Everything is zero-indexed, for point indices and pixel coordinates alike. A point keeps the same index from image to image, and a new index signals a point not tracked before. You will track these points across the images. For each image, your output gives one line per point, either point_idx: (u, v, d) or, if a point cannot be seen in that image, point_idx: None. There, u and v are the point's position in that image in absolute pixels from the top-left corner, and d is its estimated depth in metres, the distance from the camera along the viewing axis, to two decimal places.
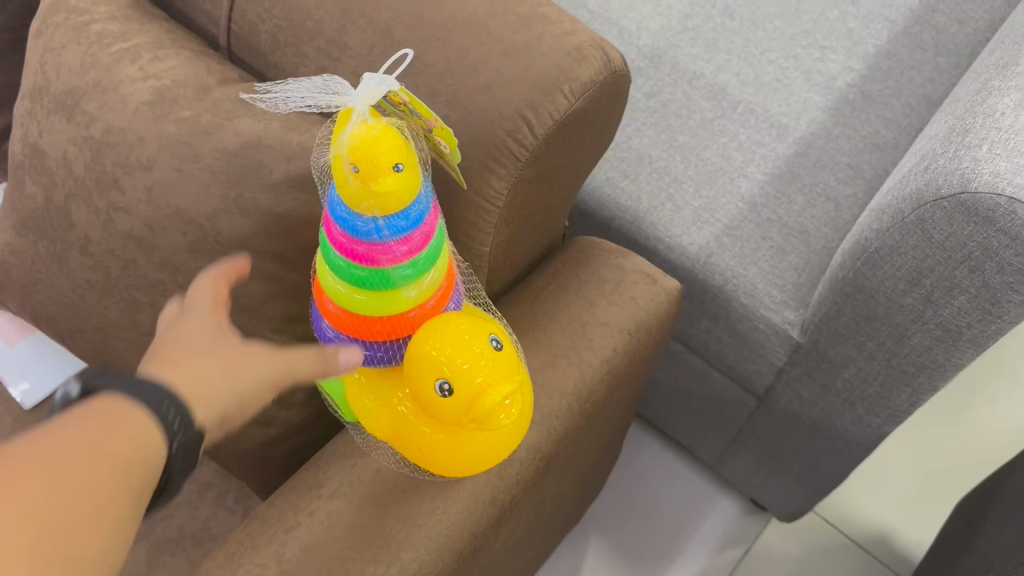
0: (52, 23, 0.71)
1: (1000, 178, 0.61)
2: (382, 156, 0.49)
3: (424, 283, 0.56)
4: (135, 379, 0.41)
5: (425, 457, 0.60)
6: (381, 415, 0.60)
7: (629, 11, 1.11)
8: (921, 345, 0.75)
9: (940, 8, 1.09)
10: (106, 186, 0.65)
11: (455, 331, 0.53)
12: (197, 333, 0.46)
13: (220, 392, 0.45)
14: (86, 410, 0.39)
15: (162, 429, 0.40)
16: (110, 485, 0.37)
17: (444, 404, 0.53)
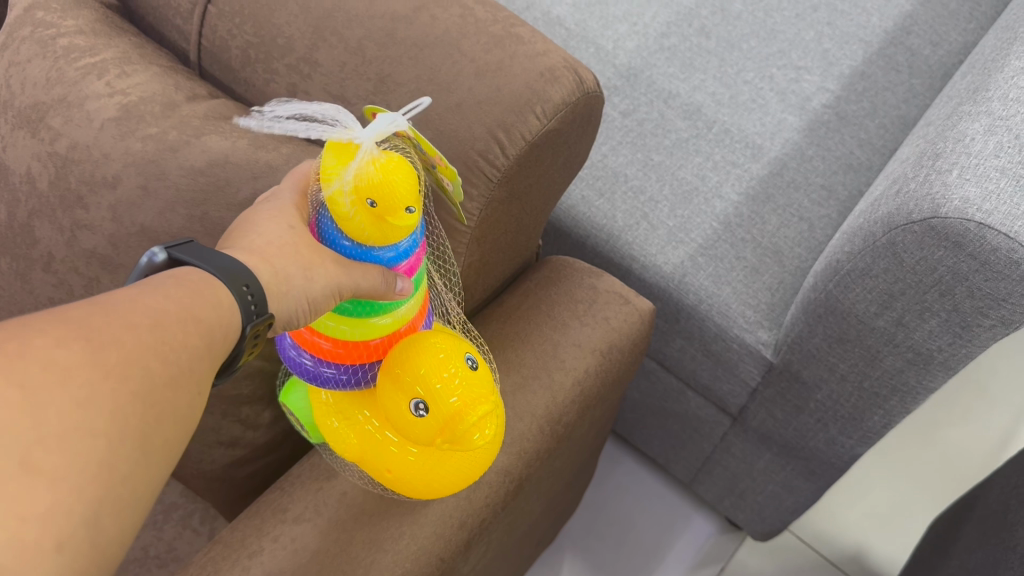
0: (18, 36, 0.69)
1: (970, 204, 0.61)
2: (397, 205, 0.48)
3: (396, 312, 0.55)
4: (226, 256, 0.44)
5: (394, 481, 0.57)
6: (347, 436, 0.57)
7: (606, 30, 1.11)
8: (893, 367, 0.75)
9: (914, 30, 1.09)
10: (70, 204, 0.64)
11: (428, 351, 0.52)
12: (275, 233, 0.49)
13: (285, 288, 0.46)
14: (177, 281, 0.41)
15: (242, 307, 0.43)
16: (172, 384, 0.37)
17: (417, 426, 0.51)
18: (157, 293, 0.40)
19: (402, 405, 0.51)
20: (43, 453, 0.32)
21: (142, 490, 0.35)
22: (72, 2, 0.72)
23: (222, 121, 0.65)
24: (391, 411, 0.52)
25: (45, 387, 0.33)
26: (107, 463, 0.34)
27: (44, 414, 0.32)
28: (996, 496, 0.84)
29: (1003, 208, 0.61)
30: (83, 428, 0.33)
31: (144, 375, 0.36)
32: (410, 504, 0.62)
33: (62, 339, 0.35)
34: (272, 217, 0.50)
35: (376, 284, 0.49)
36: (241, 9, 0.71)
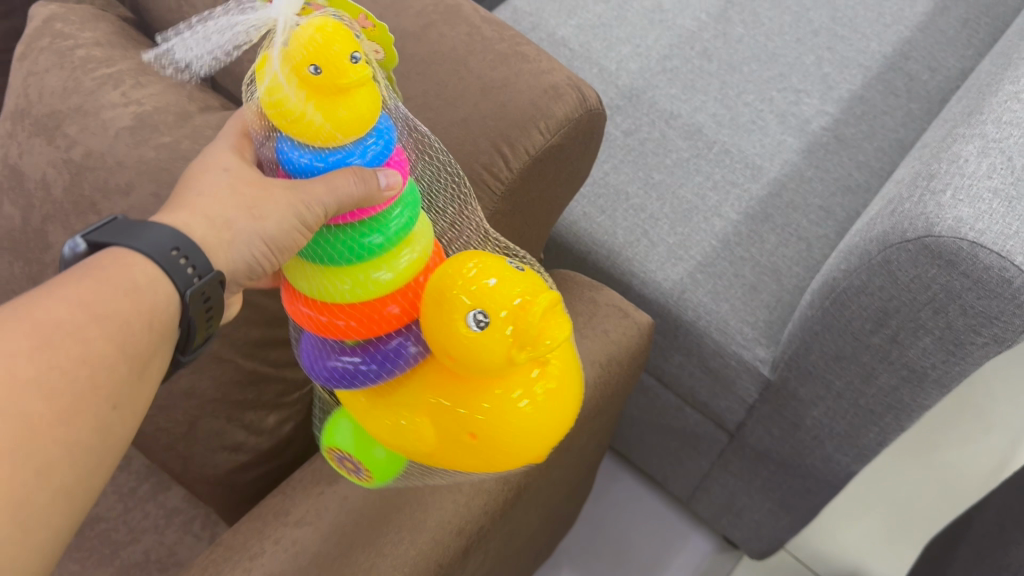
0: (37, 47, 0.71)
1: (963, 223, 0.63)
2: (333, 52, 0.41)
3: (397, 262, 0.46)
4: (152, 225, 0.46)
5: (486, 444, 0.45)
6: (407, 431, 0.46)
7: (609, 51, 1.13)
8: (887, 384, 0.76)
9: (912, 55, 1.11)
10: (83, 210, 0.65)
11: (456, 263, 0.43)
12: (211, 181, 0.49)
13: (227, 235, 0.48)
14: (85, 272, 0.43)
15: (174, 274, 0.45)
16: (56, 426, 0.39)
17: (479, 344, 0.41)
18: (52, 304, 0.41)
19: (452, 333, 0.41)
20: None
21: (23, 545, 0.37)
22: (91, 16, 0.74)
23: None
24: (445, 353, 0.42)
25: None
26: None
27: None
28: (990, 516, 0.85)
29: (995, 228, 0.62)
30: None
31: (15, 427, 0.37)
32: (410, 510, 0.63)
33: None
34: (210, 167, 0.50)
35: (352, 193, 0.43)
36: None
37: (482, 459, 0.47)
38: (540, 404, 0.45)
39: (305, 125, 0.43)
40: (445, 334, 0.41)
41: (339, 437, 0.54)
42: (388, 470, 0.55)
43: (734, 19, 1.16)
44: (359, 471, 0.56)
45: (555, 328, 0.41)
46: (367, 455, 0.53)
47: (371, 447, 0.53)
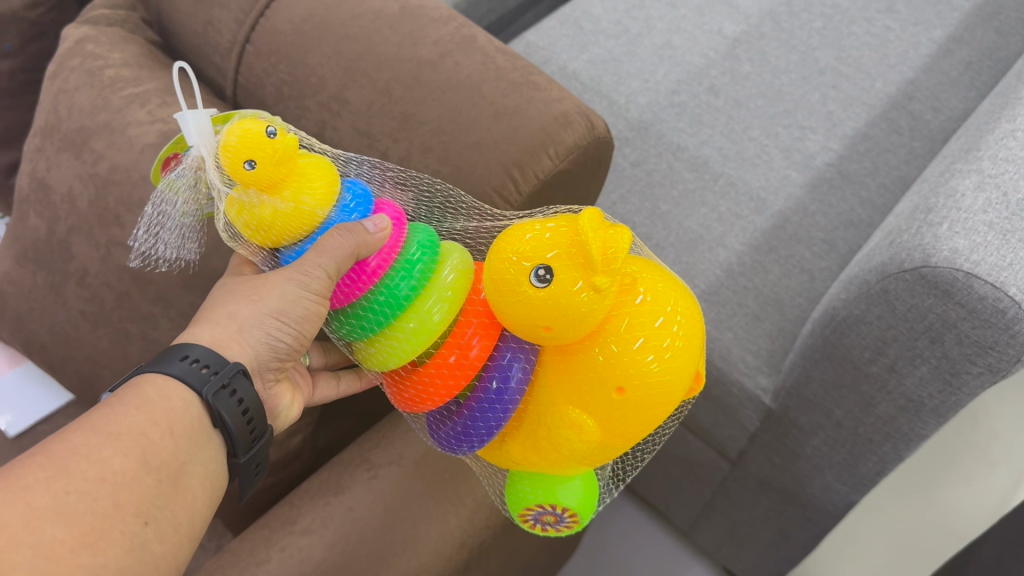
0: (69, 66, 0.74)
1: (959, 254, 0.64)
2: (255, 140, 0.48)
3: (440, 286, 0.48)
4: (173, 347, 0.52)
5: (635, 389, 0.44)
6: (560, 435, 0.46)
7: (619, 85, 1.17)
8: (886, 414, 0.77)
9: (917, 95, 1.13)
10: (107, 223, 0.69)
11: (504, 239, 0.46)
12: (218, 300, 0.56)
13: (236, 327, 0.53)
14: (104, 403, 0.48)
15: (193, 377, 0.50)
16: (79, 550, 0.41)
17: (556, 291, 0.42)
18: (70, 437, 0.45)
19: (529, 297, 0.43)
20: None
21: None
22: (120, 38, 0.77)
23: None
24: (541, 326, 0.43)
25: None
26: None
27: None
28: None
29: (990, 260, 0.64)
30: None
31: (36, 552, 0.40)
32: (414, 522, 0.65)
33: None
34: (217, 295, 0.57)
35: (345, 245, 0.47)
36: (277, 49, 0.75)
37: (650, 415, 0.45)
38: (660, 333, 0.44)
39: (288, 215, 0.49)
40: (528, 305, 0.43)
41: (522, 499, 0.53)
42: (585, 500, 0.53)
43: (741, 57, 1.19)
44: (564, 520, 0.54)
45: (608, 239, 0.42)
46: (559, 500, 0.52)
47: (558, 489, 0.52)
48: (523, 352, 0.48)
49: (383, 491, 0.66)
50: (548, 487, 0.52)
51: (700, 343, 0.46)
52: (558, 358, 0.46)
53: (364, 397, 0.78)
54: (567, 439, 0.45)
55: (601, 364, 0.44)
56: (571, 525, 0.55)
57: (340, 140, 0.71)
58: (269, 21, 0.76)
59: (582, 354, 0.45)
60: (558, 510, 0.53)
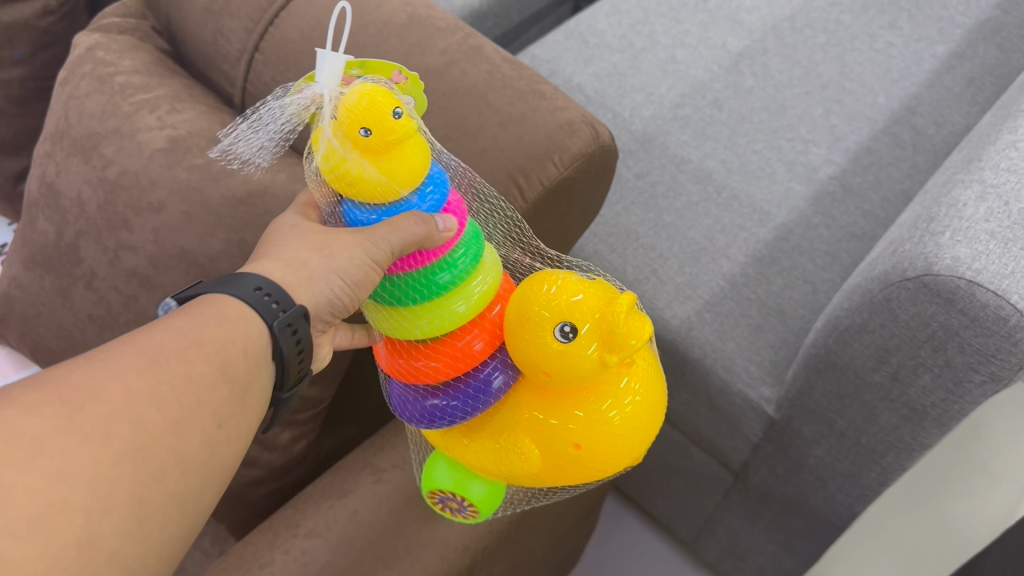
0: (80, 72, 0.76)
1: (961, 263, 0.65)
2: (382, 114, 0.45)
3: (470, 291, 0.49)
4: (239, 275, 0.48)
5: (589, 453, 0.48)
6: (508, 454, 0.49)
7: (623, 98, 1.18)
8: (889, 423, 0.77)
9: (919, 110, 1.14)
10: (115, 226, 0.69)
11: (533, 286, 0.47)
12: (285, 237, 0.52)
13: (306, 274, 0.49)
14: (182, 309, 0.45)
15: (261, 309, 0.46)
16: (169, 435, 0.40)
17: (574, 351, 0.44)
18: (155, 331, 0.43)
19: (546, 344, 0.44)
20: (9, 541, 0.33)
21: (132, 552, 0.38)
22: (130, 46, 0.78)
23: None
24: (541, 370, 0.46)
25: (13, 464, 0.35)
26: (86, 539, 0.36)
27: (13, 497, 0.34)
28: None
29: (991, 268, 0.64)
30: (55, 504, 0.35)
31: (131, 431, 0.38)
32: (418, 525, 0.65)
33: (35, 408, 0.37)
34: (283, 230, 0.53)
35: (417, 231, 0.46)
36: (285, 58, 0.76)
37: (585, 476, 0.49)
38: (627, 413, 0.48)
39: (367, 185, 0.47)
40: (540, 349, 0.45)
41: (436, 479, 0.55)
42: (491, 504, 0.55)
43: (745, 72, 1.20)
44: (464, 510, 0.57)
45: (640, 327, 0.44)
46: (466, 491, 0.54)
47: (471, 482, 0.54)
48: (509, 370, 0.49)
49: (387, 495, 0.67)
50: (464, 476, 0.54)
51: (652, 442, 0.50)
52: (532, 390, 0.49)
53: (368, 403, 0.78)
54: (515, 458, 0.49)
55: (572, 419, 0.47)
56: (471, 516, 0.58)
57: None
58: (277, 29, 0.77)
59: (557, 399, 0.48)
60: (462, 500, 0.55)
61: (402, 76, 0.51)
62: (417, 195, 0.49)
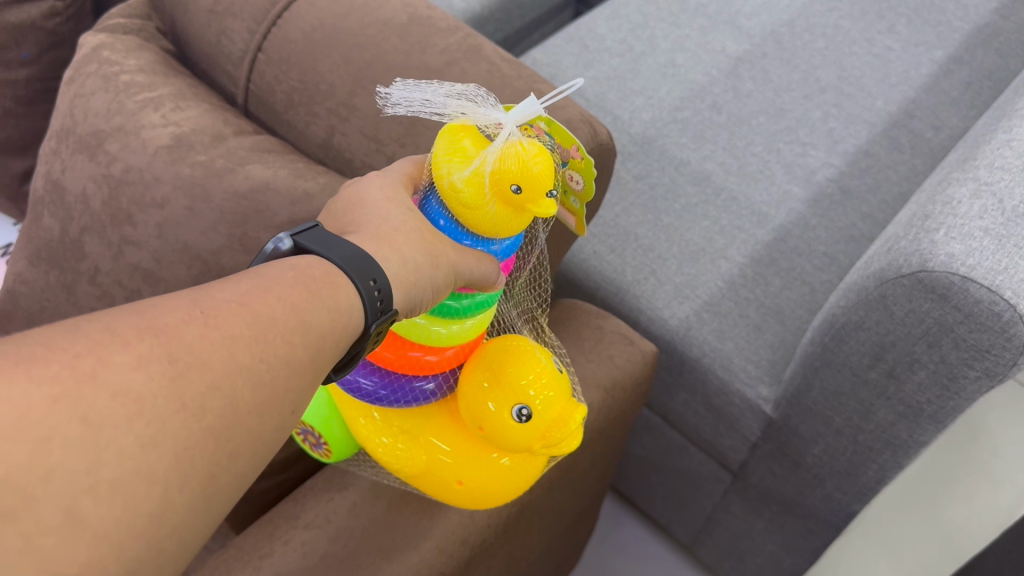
0: (85, 71, 0.77)
1: (955, 259, 0.64)
2: (540, 186, 0.50)
3: (456, 331, 0.54)
4: (358, 248, 0.44)
5: (467, 492, 0.58)
6: (400, 455, 0.58)
7: (623, 101, 1.19)
8: (886, 420, 0.77)
9: (917, 114, 1.15)
10: (120, 222, 0.70)
11: (511, 356, 0.55)
12: (395, 217, 0.49)
13: (414, 278, 0.46)
14: (297, 277, 0.41)
15: (369, 307, 0.43)
16: (252, 415, 0.37)
17: (519, 432, 0.54)
18: (269, 297, 0.39)
19: (500, 412, 0.53)
20: (92, 501, 0.31)
21: (194, 531, 0.34)
22: (135, 45, 0.79)
23: (265, 153, 0.71)
24: (479, 423, 0.55)
25: (111, 421, 0.32)
26: (160, 512, 0.33)
27: (105, 455, 0.31)
28: None
29: (985, 264, 0.64)
30: (140, 472, 0.32)
31: (224, 405, 0.35)
32: (416, 518, 0.65)
33: (143, 362, 0.33)
34: (385, 204, 0.50)
35: (490, 275, 0.52)
36: (288, 57, 0.77)
37: (448, 499, 0.60)
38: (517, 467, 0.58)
39: (478, 219, 0.52)
40: (492, 411, 0.54)
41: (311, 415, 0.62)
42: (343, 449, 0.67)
43: (744, 75, 1.21)
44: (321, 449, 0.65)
45: (569, 444, 0.55)
46: None
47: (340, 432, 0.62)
48: (433, 386, 0.57)
49: (386, 489, 0.67)
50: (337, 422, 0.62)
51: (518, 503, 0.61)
52: (455, 417, 0.59)
53: None
54: (405, 460, 0.58)
55: (474, 463, 0.57)
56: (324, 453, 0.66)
57: (348, 144, 0.73)
58: (281, 29, 0.78)
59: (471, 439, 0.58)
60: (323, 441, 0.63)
61: (580, 153, 0.56)
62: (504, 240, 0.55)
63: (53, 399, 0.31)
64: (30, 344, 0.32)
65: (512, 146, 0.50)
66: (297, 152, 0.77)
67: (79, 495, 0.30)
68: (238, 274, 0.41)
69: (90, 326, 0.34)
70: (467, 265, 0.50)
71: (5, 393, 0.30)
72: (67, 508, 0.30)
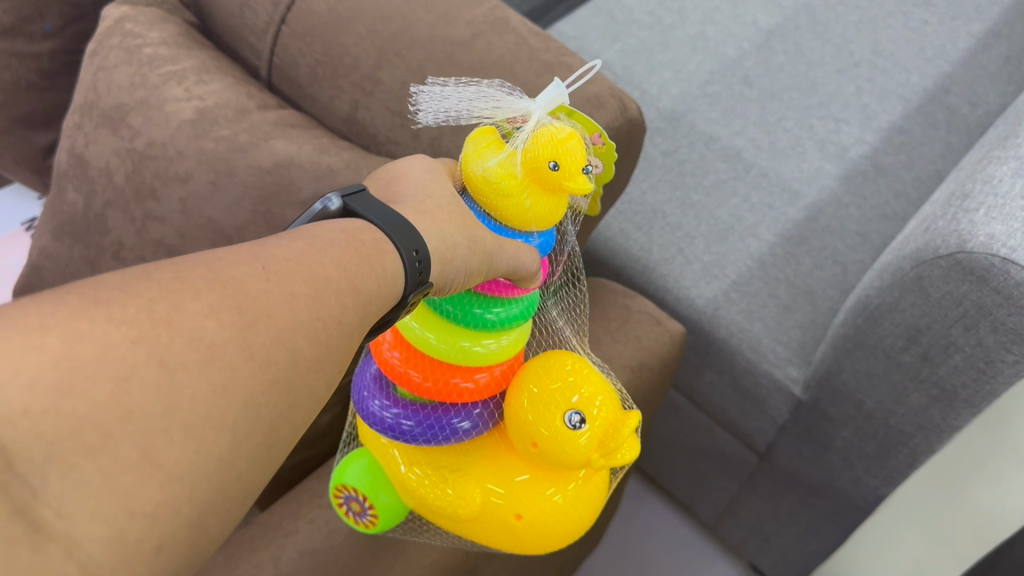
0: (108, 44, 0.76)
1: (995, 241, 0.62)
2: (576, 161, 0.49)
3: (494, 347, 0.50)
4: (403, 219, 0.43)
5: (526, 527, 0.52)
6: (448, 496, 0.52)
7: (652, 75, 1.17)
8: (918, 404, 0.74)
9: (953, 90, 1.12)
10: (144, 197, 0.70)
11: (552, 365, 0.51)
12: (441, 197, 0.48)
13: (451, 255, 0.44)
14: (349, 241, 0.40)
15: (409, 273, 0.42)
16: (310, 371, 0.35)
17: (575, 440, 0.48)
18: (324, 257, 0.38)
19: (552, 421, 0.48)
20: (166, 443, 0.30)
21: (257, 478, 0.34)
22: (158, 17, 0.78)
23: (290, 128, 0.70)
24: (531, 438, 0.49)
25: (186, 366, 0.31)
26: (228, 457, 0.32)
27: (180, 399, 0.30)
28: None
29: None
30: (211, 417, 0.31)
31: (288, 359, 0.34)
32: None
33: (213, 311, 0.32)
34: (432, 184, 0.49)
35: (529, 266, 0.50)
36: (312, 29, 0.75)
37: (508, 543, 0.54)
38: (571, 496, 0.53)
39: (513, 210, 0.50)
40: (542, 421, 0.49)
41: (348, 475, 0.57)
42: (390, 518, 0.58)
43: (776, 49, 1.18)
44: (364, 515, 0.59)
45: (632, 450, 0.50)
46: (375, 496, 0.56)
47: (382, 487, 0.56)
48: (477, 424, 0.52)
49: None
50: (378, 485, 0.57)
51: (582, 538, 0.56)
52: (502, 447, 0.54)
53: None
54: (455, 503, 0.52)
55: (527, 490, 0.52)
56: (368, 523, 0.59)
57: (372, 119, 0.72)
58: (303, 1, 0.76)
59: (519, 468, 0.53)
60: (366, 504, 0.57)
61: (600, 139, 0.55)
62: (542, 234, 0.53)
63: (132, 341, 0.30)
64: (106, 288, 0.31)
65: (543, 129, 0.50)
66: (322, 126, 0.76)
67: (154, 437, 0.30)
68: (288, 230, 0.40)
69: (161, 274, 0.33)
70: (506, 256, 0.48)
71: (84, 332, 0.29)
72: (142, 449, 0.29)
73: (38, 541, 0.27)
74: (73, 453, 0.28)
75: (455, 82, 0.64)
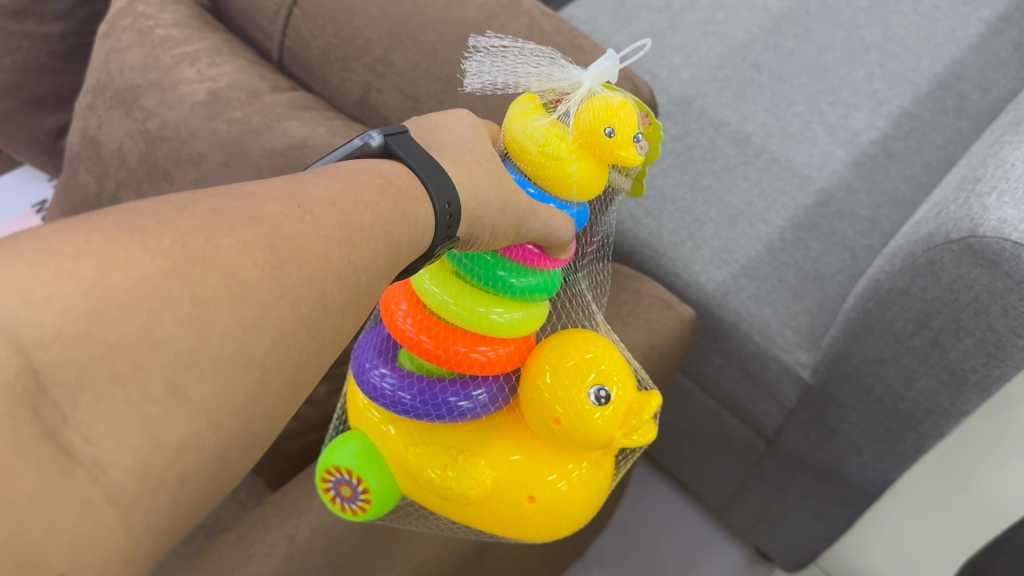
0: (120, 26, 0.76)
1: (1007, 225, 0.62)
2: (629, 131, 0.50)
3: (507, 319, 0.50)
4: (441, 170, 0.43)
5: (538, 510, 0.52)
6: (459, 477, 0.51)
7: (662, 60, 1.17)
8: (927, 388, 0.74)
9: (964, 75, 1.12)
10: (157, 178, 0.70)
11: (572, 343, 0.51)
12: (478, 151, 0.48)
13: (481, 212, 0.45)
14: (385, 186, 0.40)
15: (440, 225, 0.42)
16: (337, 316, 0.36)
17: (596, 417, 0.49)
18: (359, 202, 0.38)
19: (576, 399, 0.48)
20: (195, 377, 0.30)
21: (282, 415, 0.34)
22: None
23: (303, 109, 0.70)
24: (553, 416, 0.49)
25: (218, 301, 0.31)
26: (255, 394, 0.32)
27: (211, 334, 0.31)
28: None
29: None
30: (240, 354, 0.31)
31: (317, 300, 0.34)
32: None
33: (248, 248, 0.32)
34: (468, 138, 0.49)
35: (562, 235, 0.51)
36: (324, 11, 0.75)
37: (514, 526, 0.54)
38: (576, 481, 0.53)
39: (557, 173, 0.50)
40: (565, 397, 0.48)
41: (338, 456, 0.54)
42: (381, 505, 0.55)
43: (786, 33, 1.18)
44: (353, 502, 0.55)
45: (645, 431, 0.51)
46: (365, 477, 0.53)
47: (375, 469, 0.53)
48: (477, 405, 0.50)
49: None
50: (370, 466, 0.53)
51: (583, 524, 0.56)
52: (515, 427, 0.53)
53: None
54: (461, 484, 0.51)
55: (537, 471, 0.52)
56: (355, 512, 0.56)
57: (384, 101, 0.72)
58: None
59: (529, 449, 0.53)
60: (358, 488, 0.54)
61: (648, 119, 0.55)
62: (580, 205, 0.53)
63: (166, 273, 0.30)
64: (142, 217, 0.31)
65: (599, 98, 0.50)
66: (333, 109, 0.76)
67: (183, 370, 0.30)
68: (329, 167, 0.40)
69: (197, 206, 0.33)
70: (536, 222, 0.49)
71: (117, 261, 0.29)
72: (170, 382, 0.30)
73: (66, 465, 0.27)
74: (102, 381, 0.28)
75: (507, 41, 0.63)
